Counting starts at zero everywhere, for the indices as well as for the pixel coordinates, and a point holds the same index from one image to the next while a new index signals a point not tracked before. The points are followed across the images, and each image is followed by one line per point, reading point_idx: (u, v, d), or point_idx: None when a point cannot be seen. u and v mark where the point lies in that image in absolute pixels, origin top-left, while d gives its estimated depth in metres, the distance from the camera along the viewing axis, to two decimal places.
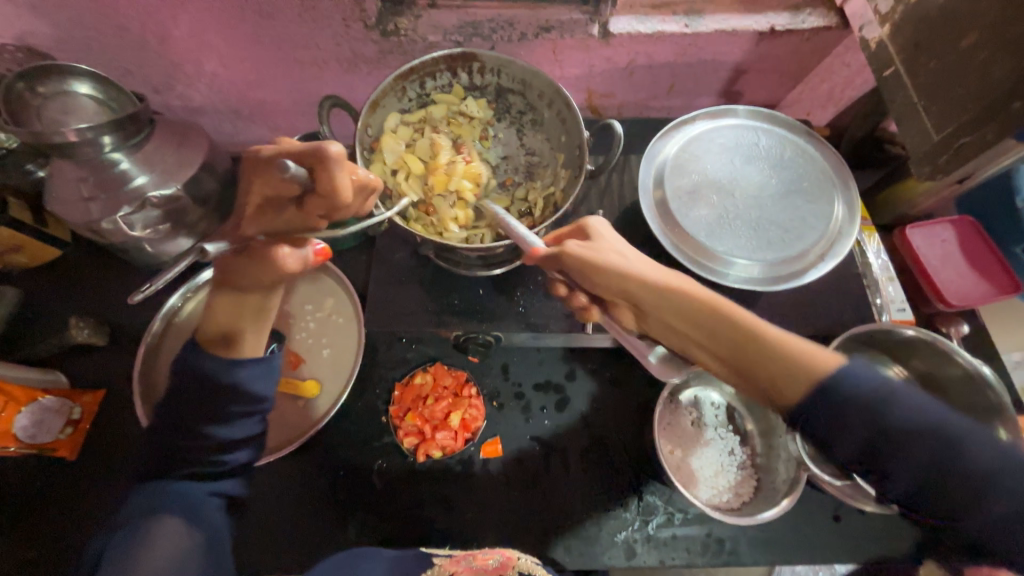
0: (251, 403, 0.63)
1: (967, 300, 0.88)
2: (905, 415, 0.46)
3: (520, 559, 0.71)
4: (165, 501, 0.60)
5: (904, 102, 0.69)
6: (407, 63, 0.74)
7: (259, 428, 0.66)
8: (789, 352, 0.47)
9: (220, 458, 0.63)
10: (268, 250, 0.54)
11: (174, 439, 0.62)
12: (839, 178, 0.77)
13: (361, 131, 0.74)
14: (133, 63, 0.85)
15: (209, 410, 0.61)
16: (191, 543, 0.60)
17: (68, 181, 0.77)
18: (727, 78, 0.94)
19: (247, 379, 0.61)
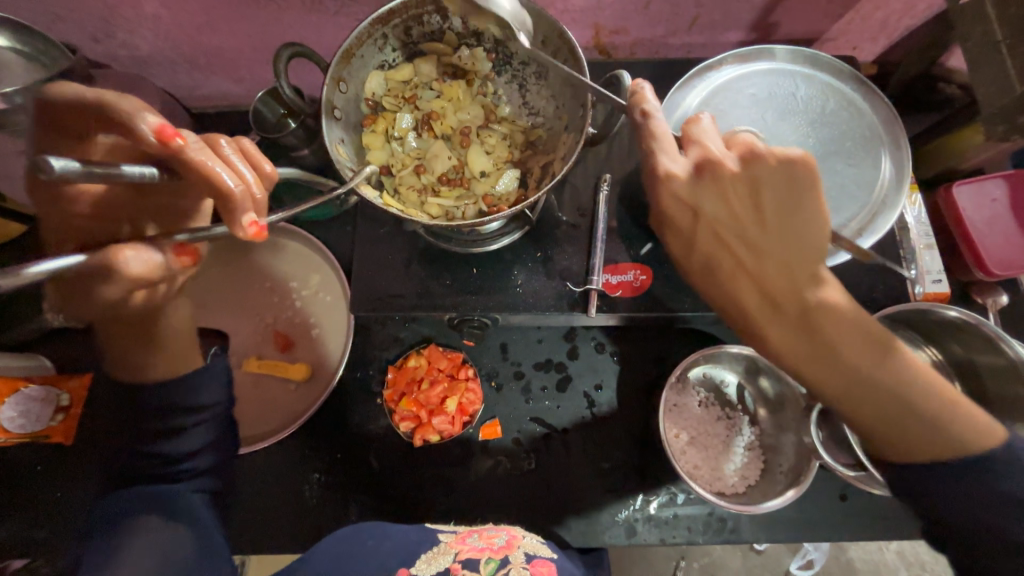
0: (193, 413, 0.61)
1: (1013, 270, 0.79)
2: (1022, 496, 0.47)
3: (523, 537, 0.68)
4: (135, 505, 0.58)
5: (982, 40, 0.57)
6: (386, 4, 0.60)
7: (219, 430, 0.64)
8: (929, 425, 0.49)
9: (178, 469, 0.61)
10: (103, 249, 0.47)
11: (133, 458, 0.61)
12: (890, 137, 0.65)
13: (332, 88, 0.62)
14: (60, 7, 0.72)
15: (153, 427, 0.60)
16: (174, 537, 0.57)
17: (8, 156, 0.69)
18: (761, 7, 0.79)
19: (183, 392, 0.60)
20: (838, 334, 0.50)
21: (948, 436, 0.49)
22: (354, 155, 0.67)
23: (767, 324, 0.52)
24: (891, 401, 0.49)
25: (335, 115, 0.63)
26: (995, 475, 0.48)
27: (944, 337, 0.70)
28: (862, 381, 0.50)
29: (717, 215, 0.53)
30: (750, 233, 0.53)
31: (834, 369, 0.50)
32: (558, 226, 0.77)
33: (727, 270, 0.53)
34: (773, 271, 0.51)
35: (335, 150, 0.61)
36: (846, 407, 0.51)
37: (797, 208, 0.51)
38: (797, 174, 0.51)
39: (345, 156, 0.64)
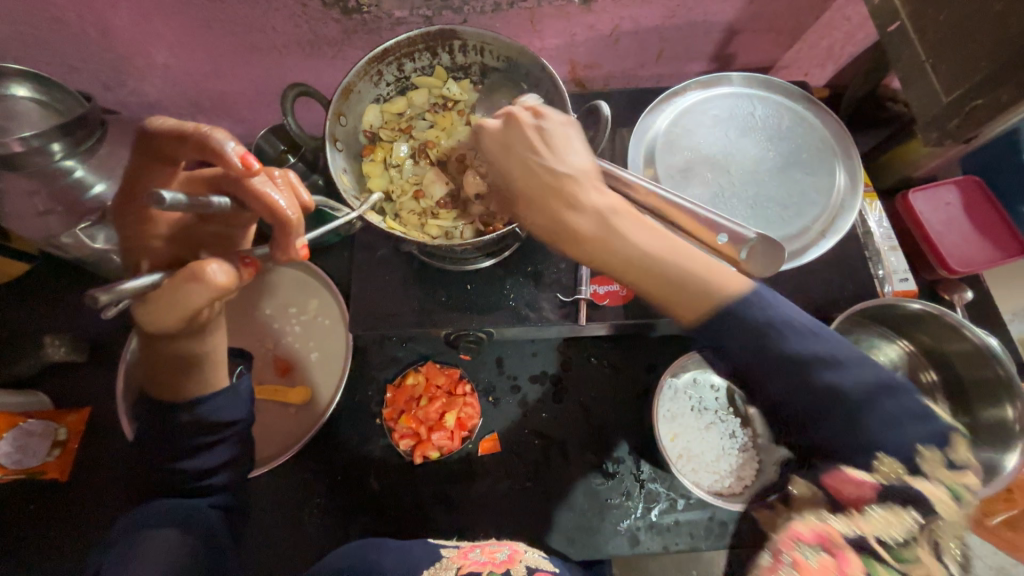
0: (216, 430, 0.60)
1: (973, 266, 0.84)
2: (823, 385, 0.45)
3: (526, 551, 0.67)
4: (156, 519, 0.58)
5: (911, 60, 0.64)
6: (381, 45, 0.67)
7: (239, 448, 0.63)
8: (692, 278, 0.48)
9: (198, 486, 0.61)
10: (192, 264, 0.48)
11: (154, 471, 0.60)
12: (842, 148, 0.72)
13: (334, 121, 0.68)
14: (77, 59, 0.78)
15: (175, 443, 0.58)
16: (187, 552, 0.57)
17: (19, 195, 0.73)
18: (719, 41, 0.88)
19: (209, 410, 0.59)
20: (568, 220, 0.50)
21: (706, 282, 0.48)
22: (355, 182, 0.73)
23: (575, 226, 0.50)
24: (698, 276, 0.48)
25: (336, 144, 0.69)
26: (796, 365, 0.46)
27: (914, 330, 0.74)
28: (669, 259, 0.49)
29: (502, 147, 0.54)
30: (505, 163, 0.54)
31: (617, 254, 0.49)
32: (546, 242, 0.82)
33: (521, 185, 0.53)
34: (580, 186, 0.51)
35: (337, 176, 0.66)
36: (628, 279, 0.50)
37: (551, 139, 0.52)
38: (562, 128, 0.53)
39: (347, 183, 0.70)
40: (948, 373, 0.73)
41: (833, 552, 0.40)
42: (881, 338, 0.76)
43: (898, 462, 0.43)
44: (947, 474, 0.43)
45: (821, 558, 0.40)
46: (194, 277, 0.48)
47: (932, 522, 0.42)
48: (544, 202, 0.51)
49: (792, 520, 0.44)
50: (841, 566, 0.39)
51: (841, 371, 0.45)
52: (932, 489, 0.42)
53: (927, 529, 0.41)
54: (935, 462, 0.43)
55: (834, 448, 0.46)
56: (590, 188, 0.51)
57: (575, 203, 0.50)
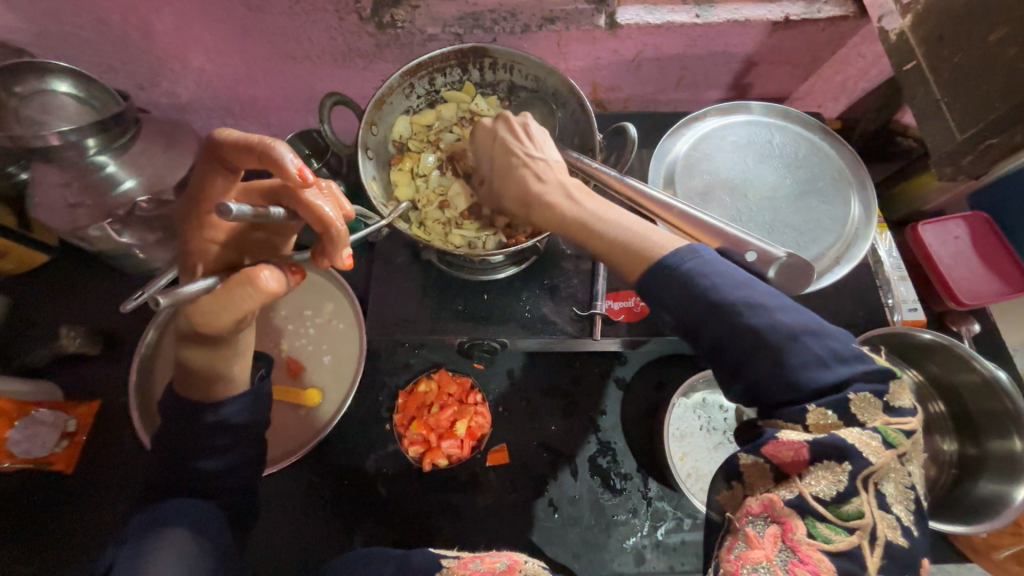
0: (236, 430, 0.61)
1: (980, 299, 0.86)
2: (750, 329, 0.45)
3: (527, 561, 0.61)
4: (170, 518, 0.58)
5: (925, 99, 0.67)
6: (416, 59, 0.70)
7: (252, 451, 0.64)
8: (624, 237, 0.53)
9: (211, 486, 0.61)
10: (246, 269, 0.49)
11: (168, 472, 0.60)
12: (857, 179, 0.74)
13: (366, 129, 0.70)
14: (116, 59, 0.81)
15: (193, 442, 0.59)
16: (197, 551, 0.57)
17: (50, 187, 0.73)
18: (737, 71, 0.91)
19: (230, 412, 0.60)
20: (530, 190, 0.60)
21: (645, 241, 0.52)
22: (383, 190, 0.75)
23: (534, 191, 0.60)
24: (620, 229, 0.54)
25: (366, 152, 0.71)
26: (732, 312, 0.46)
27: (924, 360, 0.75)
28: (593, 217, 0.56)
29: (487, 149, 0.68)
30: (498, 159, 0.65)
31: (556, 214, 0.58)
32: (563, 257, 0.83)
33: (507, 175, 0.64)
34: (539, 163, 0.62)
35: (367, 183, 0.68)
36: (576, 239, 0.57)
37: (537, 137, 0.64)
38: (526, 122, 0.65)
39: (375, 190, 0.71)
40: (955, 405, 0.74)
41: (779, 520, 0.43)
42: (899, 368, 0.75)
43: (828, 411, 0.43)
44: (884, 418, 0.43)
45: (770, 529, 0.43)
46: (247, 281, 0.49)
47: (870, 469, 0.42)
48: (515, 173, 0.63)
49: (739, 487, 0.46)
50: (786, 531, 0.42)
51: (771, 313, 0.45)
52: (867, 437, 0.42)
53: (867, 478, 0.42)
54: (872, 409, 0.43)
55: (760, 393, 0.45)
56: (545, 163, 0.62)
57: (537, 174, 0.61)
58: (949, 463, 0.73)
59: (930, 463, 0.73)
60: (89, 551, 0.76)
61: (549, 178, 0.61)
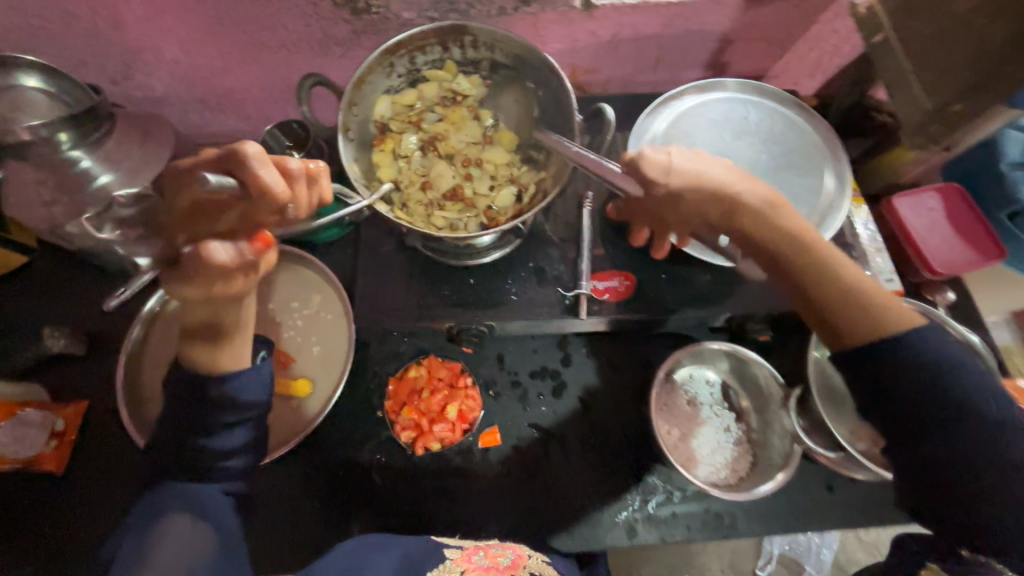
0: (243, 410, 0.62)
1: (954, 268, 0.88)
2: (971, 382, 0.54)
3: (529, 556, 0.69)
4: (169, 504, 0.60)
5: (895, 70, 0.68)
6: (394, 37, 0.69)
7: (256, 431, 0.65)
8: (869, 304, 0.57)
9: (215, 468, 0.62)
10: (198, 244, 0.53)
11: (170, 455, 0.62)
12: (831, 151, 0.75)
13: (346, 111, 0.70)
14: (86, 53, 0.79)
15: (199, 422, 0.60)
16: (199, 538, 0.60)
17: (26, 184, 0.73)
18: (714, 49, 0.92)
19: (234, 389, 0.61)
20: (794, 244, 0.58)
21: (885, 316, 0.56)
22: (364, 171, 0.75)
23: (784, 227, 0.58)
24: (856, 290, 0.57)
25: (346, 133, 0.71)
26: (954, 372, 0.55)
27: None
28: (861, 282, 0.58)
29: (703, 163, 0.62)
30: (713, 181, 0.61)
31: (830, 279, 0.57)
32: (547, 239, 0.84)
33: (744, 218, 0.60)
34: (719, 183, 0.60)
35: (348, 164, 0.69)
36: (835, 306, 0.57)
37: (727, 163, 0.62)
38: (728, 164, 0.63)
39: (357, 172, 0.72)
40: None
41: None
42: None
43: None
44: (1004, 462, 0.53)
45: None
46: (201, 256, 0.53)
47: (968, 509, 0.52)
48: (757, 211, 0.59)
49: None
50: None
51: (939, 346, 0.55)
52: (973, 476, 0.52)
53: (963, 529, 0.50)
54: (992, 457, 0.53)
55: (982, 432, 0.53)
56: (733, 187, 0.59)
57: (738, 208, 0.60)
58: None
59: None
60: (85, 551, 0.76)
61: (788, 217, 0.59)
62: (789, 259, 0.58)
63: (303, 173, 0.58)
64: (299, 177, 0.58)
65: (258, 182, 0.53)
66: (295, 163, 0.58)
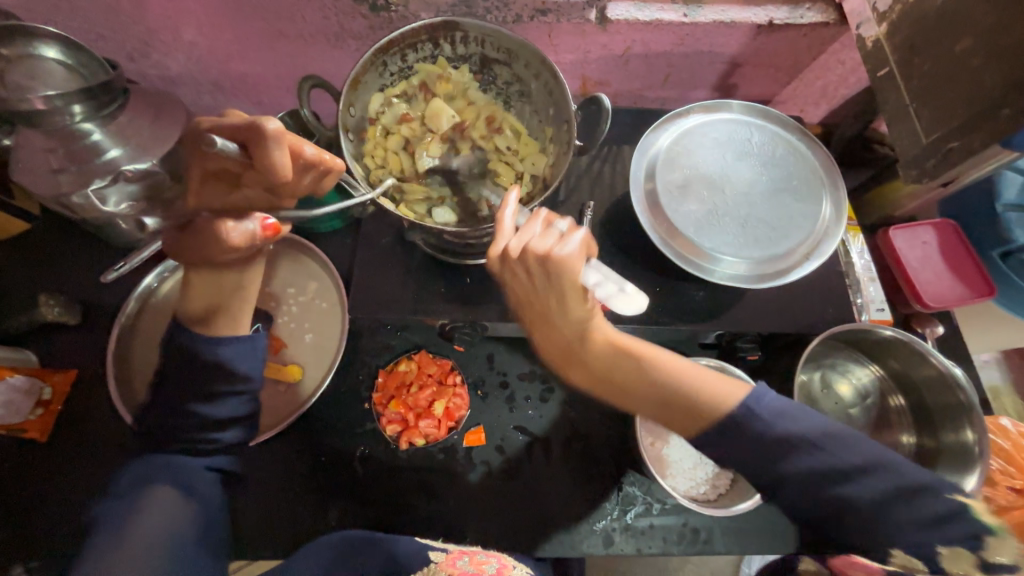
0: (237, 381, 0.65)
1: (944, 303, 0.90)
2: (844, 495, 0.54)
3: (513, 567, 0.70)
4: (159, 473, 0.62)
5: (896, 105, 0.69)
6: (385, 36, 0.69)
7: (252, 405, 0.67)
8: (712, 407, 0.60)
9: (207, 438, 0.65)
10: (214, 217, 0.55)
11: (165, 420, 0.64)
12: (829, 178, 0.77)
13: (344, 112, 0.70)
14: (106, 28, 0.81)
15: (199, 388, 0.63)
16: (181, 514, 0.60)
17: (35, 151, 0.73)
18: (723, 71, 0.93)
19: (232, 356, 0.64)
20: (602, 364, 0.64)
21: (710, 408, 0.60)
22: (366, 171, 0.76)
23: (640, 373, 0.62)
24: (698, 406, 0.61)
25: (345, 132, 0.71)
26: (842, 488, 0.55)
27: (887, 356, 0.80)
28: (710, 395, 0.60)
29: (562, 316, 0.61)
30: (581, 325, 0.62)
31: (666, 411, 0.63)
32: None
33: (618, 378, 0.63)
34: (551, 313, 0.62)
35: (351, 164, 0.70)
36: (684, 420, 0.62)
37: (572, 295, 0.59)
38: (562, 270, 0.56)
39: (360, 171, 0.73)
40: (915, 399, 0.78)
41: None
42: (853, 362, 0.84)
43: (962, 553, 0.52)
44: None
45: None
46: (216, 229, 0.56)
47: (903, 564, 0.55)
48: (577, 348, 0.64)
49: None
50: None
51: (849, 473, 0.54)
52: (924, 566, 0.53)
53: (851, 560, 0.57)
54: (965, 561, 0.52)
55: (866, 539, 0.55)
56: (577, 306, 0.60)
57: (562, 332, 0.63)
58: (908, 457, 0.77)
59: None
60: (60, 521, 0.76)
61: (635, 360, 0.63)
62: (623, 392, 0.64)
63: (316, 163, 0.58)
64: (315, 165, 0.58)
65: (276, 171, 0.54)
66: (311, 150, 0.57)
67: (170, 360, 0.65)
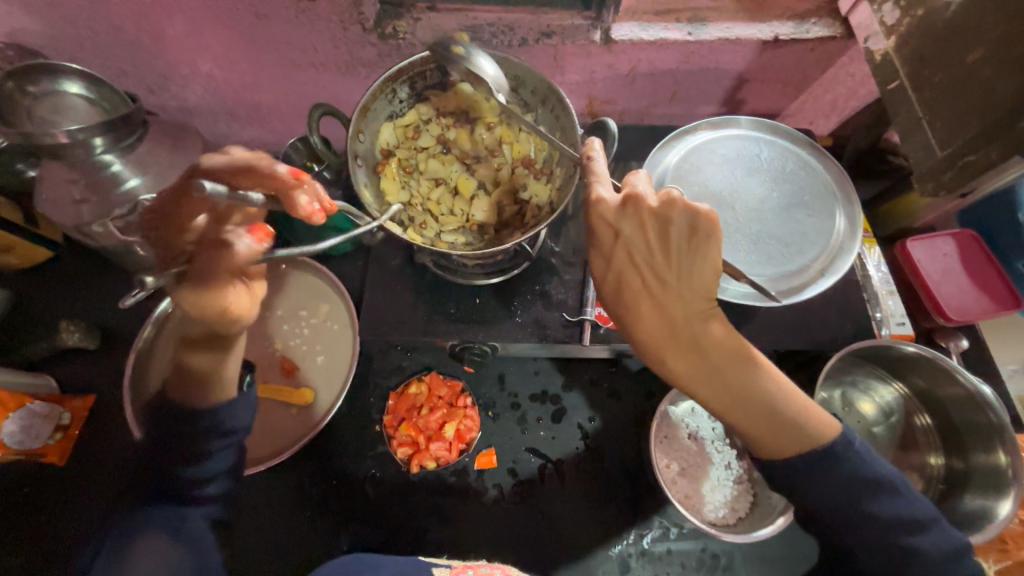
0: (222, 435, 0.64)
1: (968, 315, 0.87)
2: (871, 511, 0.56)
3: None
4: (147, 531, 0.61)
5: (908, 117, 0.68)
6: (394, 65, 0.70)
7: (237, 455, 0.67)
8: (796, 425, 0.56)
9: (192, 494, 0.63)
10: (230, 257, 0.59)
11: (149, 483, 0.63)
12: (842, 193, 0.76)
13: (353, 139, 0.71)
14: (128, 64, 0.84)
15: (183, 448, 0.63)
16: (174, 565, 0.60)
17: (58, 183, 0.76)
18: (730, 87, 0.93)
19: (220, 413, 0.64)
20: (714, 348, 0.57)
21: (798, 429, 0.56)
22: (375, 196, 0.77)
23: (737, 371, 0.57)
24: (779, 414, 0.56)
25: (354, 159, 0.72)
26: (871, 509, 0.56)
27: (910, 373, 0.77)
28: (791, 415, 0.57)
29: (687, 280, 0.57)
30: (695, 306, 0.58)
31: (750, 413, 0.57)
32: (554, 263, 0.84)
33: (726, 376, 0.57)
34: (655, 267, 0.58)
35: (360, 189, 0.71)
36: (744, 426, 0.57)
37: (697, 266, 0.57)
38: (700, 222, 0.55)
39: (368, 197, 0.74)
40: (941, 417, 0.75)
41: None
42: (875, 379, 0.81)
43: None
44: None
45: None
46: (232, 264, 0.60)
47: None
48: (669, 316, 0.58)
49: None
50: None
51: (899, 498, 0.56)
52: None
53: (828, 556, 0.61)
54: None
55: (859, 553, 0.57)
56: (676, 263, 0.57)
57: (663, 289, 0.58)
58: (936, 477, 0.74)
59: (917, 477, 0.75)
60: (74, 546, 0.77)
61: (729, 350, 0.57)
62: (702, 388, 0.58)
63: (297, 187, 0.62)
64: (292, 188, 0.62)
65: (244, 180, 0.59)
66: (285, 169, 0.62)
67: (155, 421, 0.65)
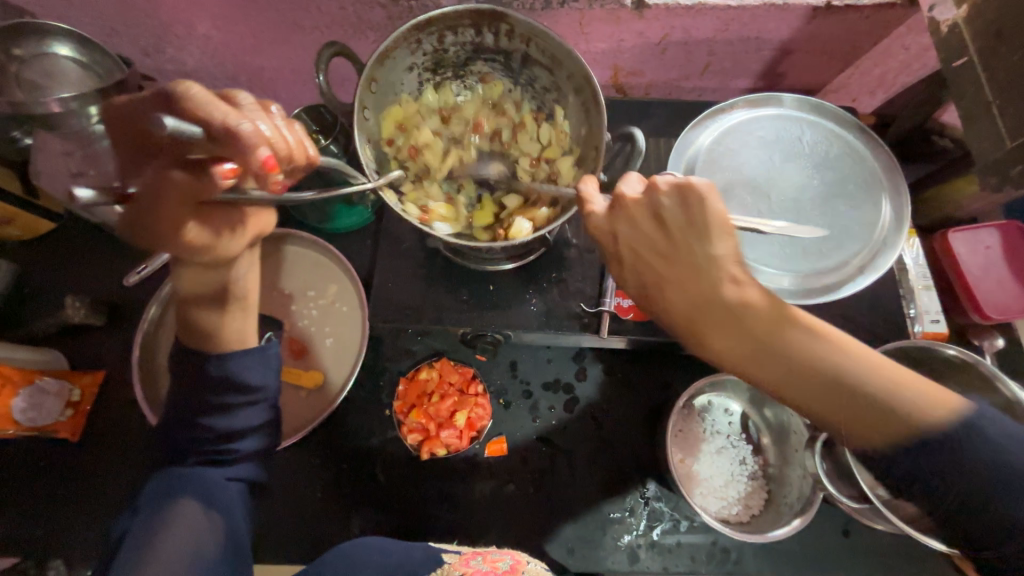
0: (248, 393, 0.63)
1: (1008, 314, 0.80)
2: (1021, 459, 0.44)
3: (528, 563, 0.67)
4: (178, 487, 0.59)
5: (975, 100, 0.62)
6: (426, 14, 0.66)
7: (269, 414, 0.66)
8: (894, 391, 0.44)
9: (226, 449, 0.62)
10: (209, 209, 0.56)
11: (180, 434, 0.62)
12: (891, 183, 0.70)
13: (366, 85, 0.67)
14: (120, 23, 0.78)
15: (205, 402, 0.62)
16: (210, 526, 0.58)
17: (54, 154, 0.72)
18: (770, 59, 0.86)
19: (238, 369, 0.63)
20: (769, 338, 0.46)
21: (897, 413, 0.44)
22: (376, 158, 0.73)
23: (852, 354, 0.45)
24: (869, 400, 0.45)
25: (362, 109, 0.68)
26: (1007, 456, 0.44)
27: None
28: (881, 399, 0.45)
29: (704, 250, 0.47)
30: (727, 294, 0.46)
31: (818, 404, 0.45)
32: (570, 251, 0.80)
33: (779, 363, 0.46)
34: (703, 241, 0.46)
35: (361, 147, 0.66)
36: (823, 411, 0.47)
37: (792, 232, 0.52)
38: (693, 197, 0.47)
39: (369, 158, 0.69)
40: None
41: None
42: None
43: None
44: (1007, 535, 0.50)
45: None
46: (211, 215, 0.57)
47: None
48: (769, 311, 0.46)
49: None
50: None
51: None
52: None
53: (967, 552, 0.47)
54: None
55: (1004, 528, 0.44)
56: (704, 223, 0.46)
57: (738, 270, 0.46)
58: None
59: None
60: (93, 518, 0.78)
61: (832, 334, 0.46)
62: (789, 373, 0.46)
63: (249, 143, 0.49)
64: (239, 150, 0.49)
65: (198, 102, 0.49)
66: (246, 98, 0.52)
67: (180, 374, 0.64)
